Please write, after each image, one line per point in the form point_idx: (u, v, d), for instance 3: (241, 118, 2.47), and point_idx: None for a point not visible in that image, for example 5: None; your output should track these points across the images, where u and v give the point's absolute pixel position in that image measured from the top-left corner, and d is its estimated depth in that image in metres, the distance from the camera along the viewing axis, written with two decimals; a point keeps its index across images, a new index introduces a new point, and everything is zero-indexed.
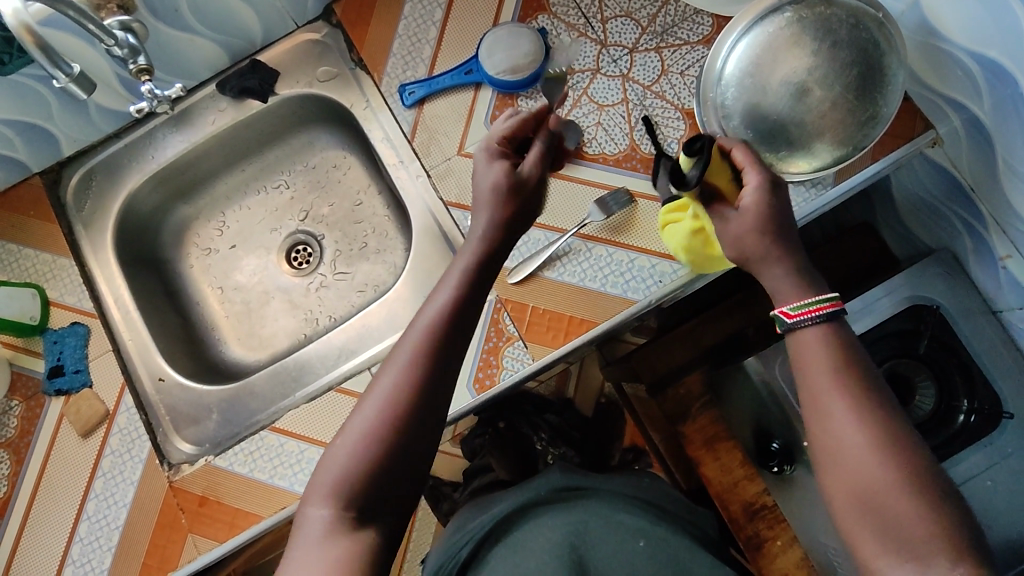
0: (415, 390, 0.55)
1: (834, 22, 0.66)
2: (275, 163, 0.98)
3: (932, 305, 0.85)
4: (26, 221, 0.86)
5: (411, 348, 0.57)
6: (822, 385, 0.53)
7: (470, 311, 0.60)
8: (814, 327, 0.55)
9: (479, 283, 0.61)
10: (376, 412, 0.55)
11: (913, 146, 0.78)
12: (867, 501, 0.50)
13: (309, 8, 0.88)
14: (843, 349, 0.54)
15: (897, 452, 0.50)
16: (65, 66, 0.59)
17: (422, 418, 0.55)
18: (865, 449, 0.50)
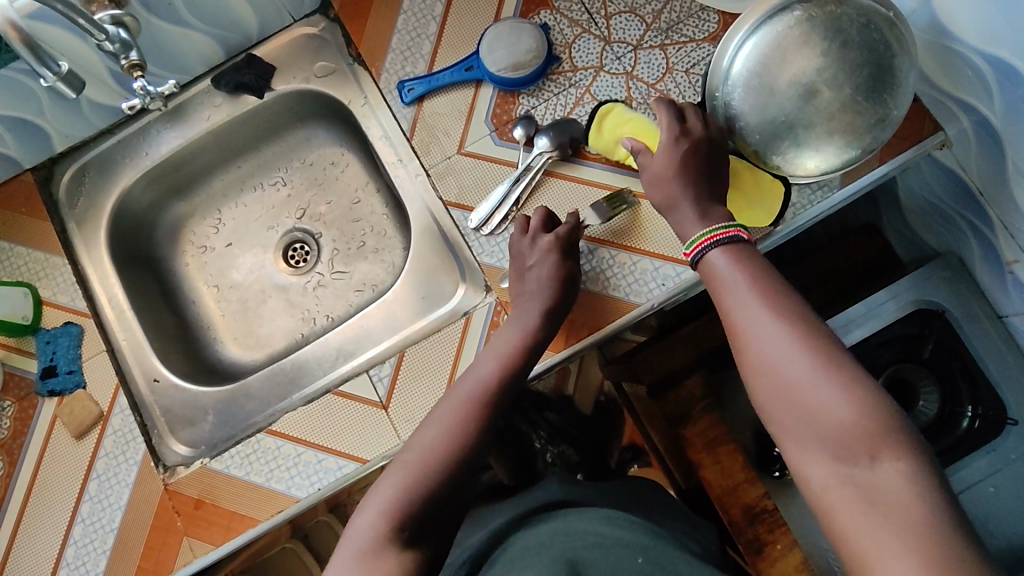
0: (471, 429, 0.63)
1: (844, 22, 0.64)
2: (272, 160, 0.97)
3: (937, 309, 0.84)
4: (18, 218, 0.85)
5: (467, 395, 0.66)
6: (728, 300, 0.57)
7: (516, 378, 0.69)
8: (719, 250, 0.60)
9: (529, 354, 0.71)
10: (433, 441, 0.62)
11: (921, 148, 0.77)
12: (791, 403, 0.51)
13: (307, 2, 0.86)
14: (750, 264, 0.58)
15: (817, 351, 0.51)
16: (52, 64, 0.57)
17: (474, 453, 0.62)
18: (776, 348, 0.52)
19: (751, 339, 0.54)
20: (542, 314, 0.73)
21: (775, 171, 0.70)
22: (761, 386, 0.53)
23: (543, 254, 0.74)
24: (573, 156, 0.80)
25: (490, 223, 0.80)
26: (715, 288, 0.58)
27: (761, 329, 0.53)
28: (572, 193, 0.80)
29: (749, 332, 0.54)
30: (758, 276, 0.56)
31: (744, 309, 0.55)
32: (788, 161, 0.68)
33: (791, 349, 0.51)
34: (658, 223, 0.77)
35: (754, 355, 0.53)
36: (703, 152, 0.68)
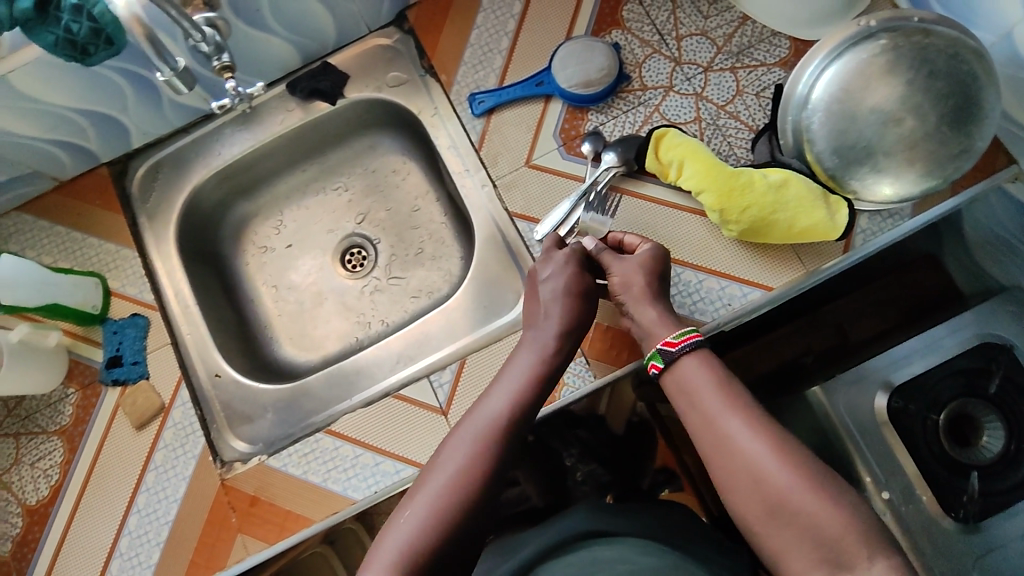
0: (485, 464, 0.62)
1: (931, 51, 0.64)
2: (336, 165, 0.99)
3: (1005, 346, 0.82)
4: (92, 210, 0.87)
5: (481, 430, 0.64)
6: (703, 415, 0.63)
7: (529, 409, 0.67)
8: (688, 360, 0.66)
9: (546, 380, 0.69)
10: (447, 481, 0.61)
11: (994, 180, 0.84)
12: (782, 515, 0.57)
13: (384, 13, 0.87)
14: (719, 373, 0.65)
15: (795, 460, 0.58)
16: (170, 60, 0.60)
17: (489, 490, 0.62)
18: (759, 458, 0.59)
19: (734, 452, 0.60)
20: (561, 334, 0.71)
21: (850, 197, 0.70)
22: (745, 499, 0.59)
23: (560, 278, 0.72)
24: (638, 172, 0.81)
25: None
26: (690, 399, 0.64)
27: (739, 437, 0.60)
28: (636, 207, 0.80)
29: (731, 441, 0.60)
30: (729, 391, 0.64)
31: (724, 423, 0.62)
32: (866, 186, 0.68)
33: (770, 460, 0.58)
34: (726, 244, 0.77)
35: (737, 465, 0.60)
36: (666, 267, 0.73)
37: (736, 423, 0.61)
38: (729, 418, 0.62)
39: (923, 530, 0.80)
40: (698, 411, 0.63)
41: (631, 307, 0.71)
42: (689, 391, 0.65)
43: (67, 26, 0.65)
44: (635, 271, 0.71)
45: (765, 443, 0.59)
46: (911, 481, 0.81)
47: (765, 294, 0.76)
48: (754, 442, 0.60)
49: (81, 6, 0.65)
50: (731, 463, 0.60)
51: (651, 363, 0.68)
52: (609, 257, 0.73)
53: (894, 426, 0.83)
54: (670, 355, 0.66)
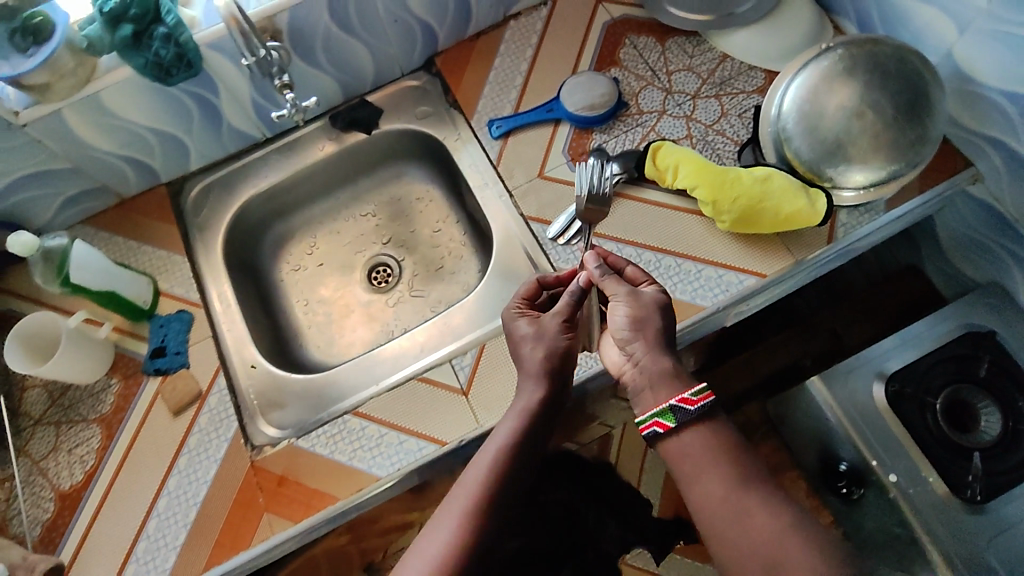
0: (473, 542, 0.59)
1: (881, 55, 0.76)
2: (366, 192, 1.10)
3: (987, 334, 0.89)
4: (150, 222, 0.97)
5: (467, 500, 0.61)
6: (712, 489, 0.60)
7: (519, 466, 0.64)
8: (695, 425, 0.63)
9: (537, 430, 0.66)
10: (422, 571, 0.58)
11: (955, 181, 0.86)
12: None
13: (416, 58, 1.02)
14: (730, 442, 0.63)
15: (812, 538, 0.56)
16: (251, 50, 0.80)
17: (476, 563, 0.59)
18: (778, 542, 0.56)
19: (748, 532, 0.57)
20: (551, 381, 0.68)
21: (827, 185, 0.80)
22: None
23: (550, 323, 0.71)
24: (639, 179, 0.91)
25: (565, 235, 0.89)
26: (695, 469, 0.62)
27: (755, 520, 0.58)
28: (637, 209, 0.89)
29: (747, 521, 0.58)
30: (743, 464, 0.61)
31: (737, 498, 0.59)
32: (840, 173, 0.79)
33: (795, 545, 0.56)
34: (720, 237, 0.86)
35: (752, 544, 0.57)
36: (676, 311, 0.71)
37: (751, 502, 0.59)
38: (743, 495, 0.59)
39: (930, 514, 0.82)
40: (707, 480, 0.61)
41: (641, 348, 0.68)
42: (694, 460, 0.62)
43: (157, 51, 0.78)
44: (649, 309, 0.69)
45: (782, 520, 0.57)
46: (915, 463, 0.85)
47: (760, 280, 0.83)
48: (770, 524, 0.57)
49: (171, 35, 0.78)
50: (744, 541, 0.57)
51: (658, 420, 0.64)
52: (615, 287, 0.70)
53: (894, 412, 0.87)
54: (685, 414, 0.64)
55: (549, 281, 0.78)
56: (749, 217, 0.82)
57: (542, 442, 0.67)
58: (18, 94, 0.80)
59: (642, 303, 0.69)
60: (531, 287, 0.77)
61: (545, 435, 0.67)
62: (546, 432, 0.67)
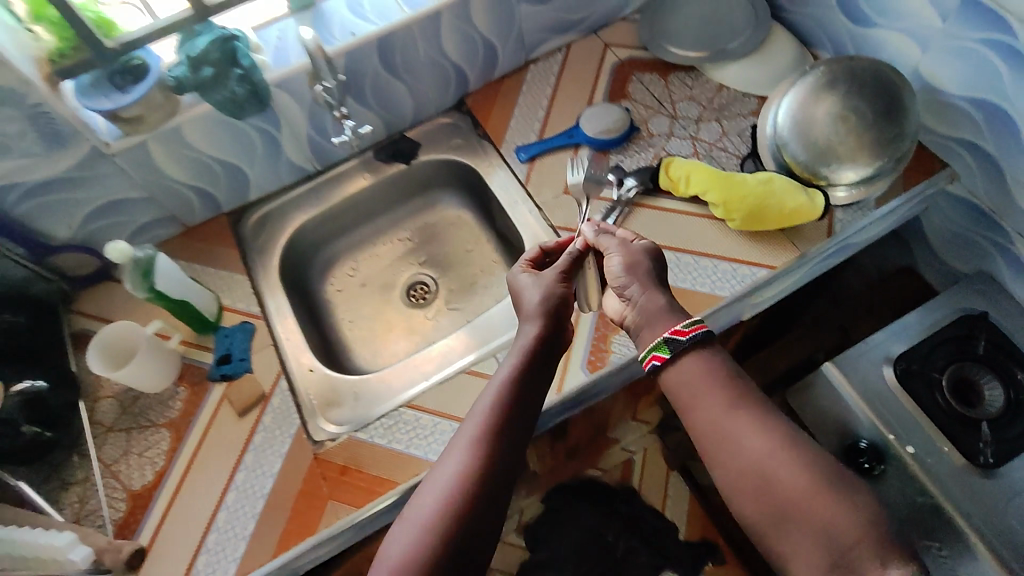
0: (486, 456, 0.66)
1: (857, 68, 0.89)
2: (403, 218, 1.21)
3: (980, 315, 0.98)
4: (213, 247, 1.06)
5: (477, 423, 0.69)
6: (710, 413, 0.69)
7: (520, 393, 0.72)
8: (689, 354, 0.72)
9: (536, 365, 0.75)
10: (445, 484, 0.65)
11: (934, 180, 0.98)
12: (787, 514, 0.63)
13: (449, 98, 1.15)
14: (722, 371, 0.71)
15: (798, 455, 0.65)
16: (333, 76, 0.91)
17: (492, 475, 0.66)
18: (766, 457, 0.65)
19: (741, 448, 0.67)
20: (545, 322, 0.78)
21: (823, 183, 0.92)
22: (751, 499, 0.65)
23: (547, 276, 0.82)
24: (654, 190, 1.02)
25: None
26: (692, 396, 0.70)
27: (745, 440, 0.67)
28: (654, 216, 0.99)
29: (738, 440, 0.67)
30: (736, 391, 0.70)
31: (730, 419, 0.68)
32: (832, 171, 0.90)
33: (782, 460, 0.65)
34: (732, 236, 0.96)
35: (743, 459, 0.66)
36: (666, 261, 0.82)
37: (742, 424, 0.68)
38: (736, 420, 0.68)
39: (948, 480, 0.88)
40: (703, 407, 0.69)
41: (636, 288, 0.78)
42: (693, 388, 0.70)
43: (233, 88, 0.89)
44: (639, 254, 0.81)
45: (772, 440, 0.66)
46: (930, 434, 0.91)
47: (771, 271, 0.93)
48: (760, 443, 0.66)
49: (247, 75, 0.89)
50: (736, 457, 0.67)
51: (654, 353, 0.73)
52: (609, 242, 0.82)
53: (904, 389, 0.95)
54: (678, 344, 0.72)
55: (549, 248, 0.87)
56: (757, 211, 0.92)
57: (542, 378, 0.75)
58: (108, 128, 0.90)
59: (637, 254, 0.81)
60: (534, 252, 0.86)
61: (542, 371, 0.76)
62: (543, 369, 0.76)
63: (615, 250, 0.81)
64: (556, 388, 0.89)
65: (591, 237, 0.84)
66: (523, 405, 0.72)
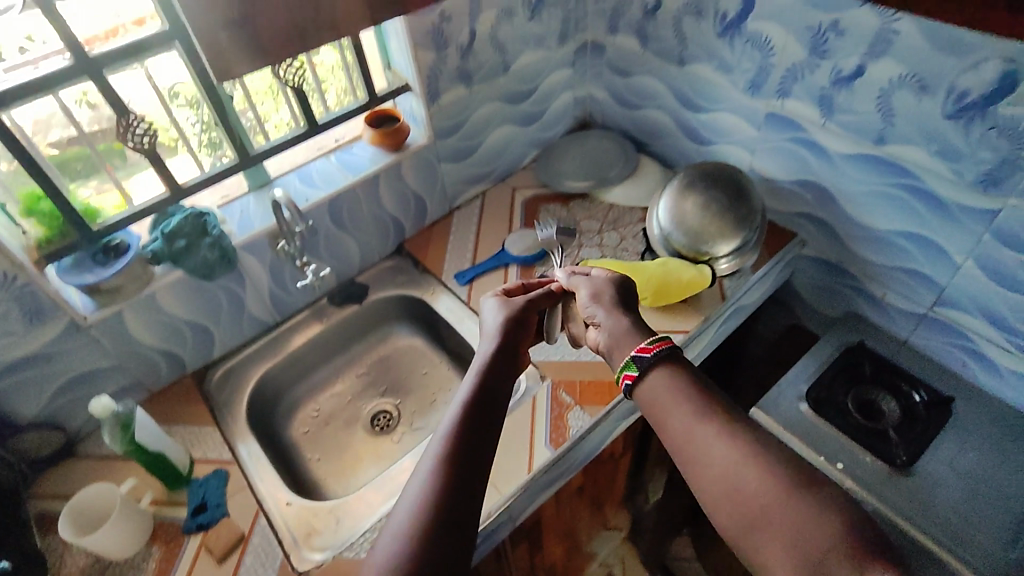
0: (452, 469, 0.62)
1: (706, 169, 1.15)
2: (359, 355, 1.31)
3: (858, 345, 1.19)
4: (180, 406, 1.11)
5: (440, 439, 0.65)
6: (679, 423, 0.66)
7: (484, 405, 0.69)
8: (659, 368, 0.70)
9: (495, 379, 0.73)
10: (412, 504, 0.60)
11: (790, 247, 1.22)
12: (759, 528, 0.57)
13: (390, 244, 1.33)
14: (690, 384, 0.68)
15: (771, 464, 0.60)
16: (299, 221, 1.06)
17: (460, 488, 0.61)
18: (734, 466, 0.60)
19: (712, 461, 0.62)
20: (502, 343, 0.78)
21: (707, 259, 1.13)
22: (727, 514, 0.60)
23: (512, 302, 0.85)
24: None
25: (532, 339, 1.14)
26: (662, 408, 0.68)
27: (718, 450, 0.62)
28: None
29: (708, 452, 0.63)
30: (705, 399, 0.66)
31: (699, 431, 0.64)
32: (710, 248, 1.12)
33: (753, 468, 0.60)
34: (648, 313, 1.14)
35: (714, 472, 0.61)
36: (631, 288, 0.85)
37: (712, 434, 0.63)
38: (705, 430, 0.64)
39: (880, 486, 1.00)
40: (673, 418, 0.67)
41: (603, 314, 0.80)
42: (661, 400, 0.68)
43: (205, 254, 1.02)
44: (605, 286, 0.84)
45: (741, 450, 0.61)
46: (852, 449, 1.04)
47: (685, 335, 1.09)
48: (729, 454, 0.61)
49: (217, 242, 1.03)
50: (708, 472, 0.62)
51: (624, 374, 0.72)
52: (578, 279, 0.86)
53: (821, 417, 1.08)
54: (643, 361, 0.71)
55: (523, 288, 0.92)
56: (660, 287, 1.11)
57: (506, 392, 0.73)
58: (84, 304, 0.99)
59: (602, 289, 0.84)
60: (512, 288, 0.92)
61: (505, 386, 0.73)
62: (505, 384, 0.74)
63: (580, 286, 0.85)
64: (528, 468, 0.96)
65: (563, 278, 0.88)
66: (488, 416, 0.68)
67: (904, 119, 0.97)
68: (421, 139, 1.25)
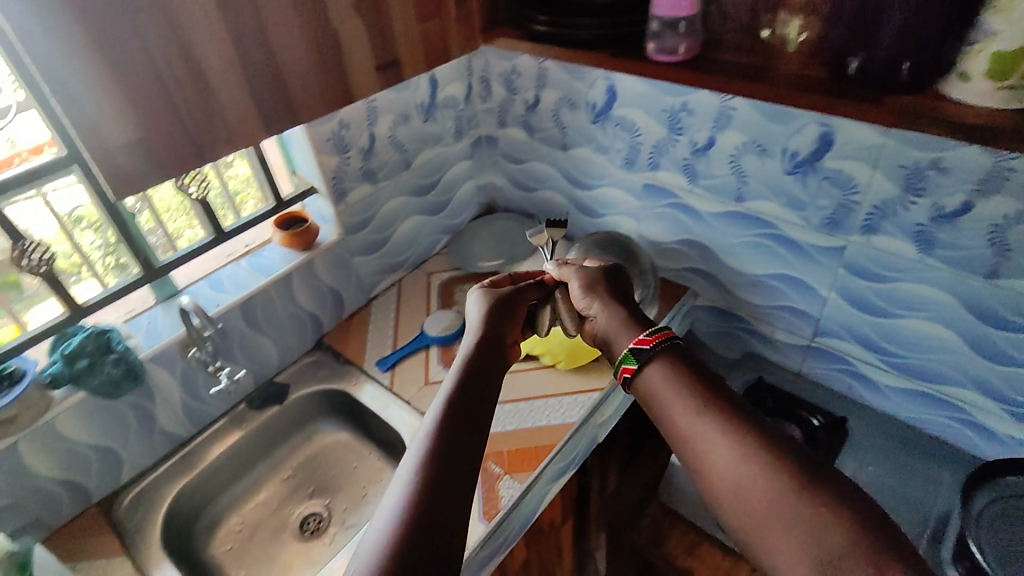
0: (447, 441, 0.65)
1: (598, 238, 1.27)
2: (284, 458, 1.27)
3: (757, 382, 1.29)
4: (84, 541, 1.03)
5: (434, 415, 0.68)
6: (679, 418, 0.67)
7: (473, 387, 0.72)
8: (657, 361, 0.72)
9: (482, 365, 0.76)
10: (411, 470, 0.62)
11: (684, 299, 1.34)
12: (760, 521, 0.58)
13: (308, 341, 1.34)
14: (690, 379, 0.69)
15: (771, 457, 0.60)
16: (209, 323, 1.07)
17: (456, 459, 0.63)
18: (734, 460, 0.61)
19: (714, 454, 0.62)
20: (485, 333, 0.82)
21: None
22: (731, 505, 0.60)
23: (493, 295, 0.89)
24: None
25: None
26: (662, 403, 0.69)
27: (720, 446, 0.62)
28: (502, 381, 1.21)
29: (709, 446, 0.63)
30: (704, 394, 0.67)
31: (699, 426, 0.65)
32: None
33: (754, 463, 0.60)
34: (565, 375, 1.19)
35: (715, 467, 0.62)
36: (623, 278, 0.89)
37: (712, 429, 0.64)
38: (705, 425, 0.65)
39: None
40: (673, 413, 0.67)
41: (600, 305, 0.84)
42: (661, 395, 0.69)
43: (109, 370, 0.99)
44: (599, 277, 0.88)
45: (742, 445, 0.61)
46: None
47: (601, 392, 1.15)
48: (729, 448, 0.62)
49: (123, 356, 1.01)
50: (710, 466, 0.62)
51: (624, 366, 0.73)
52: (572, 272, 0.90)
53: None
54: (644, 352, 0.73)
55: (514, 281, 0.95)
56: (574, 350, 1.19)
57: (492, 376, 0.76)
58: None
59: (599, 280, 0.87)
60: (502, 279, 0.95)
61: (491, 371, 0.77)
62: (491, 369, 0.77)
63: (575, 278, 0.89)
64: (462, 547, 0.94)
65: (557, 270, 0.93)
66: (478, 397, 0.71)
67: (753, 178, 1.12)
68: (332, 236, 1.30)
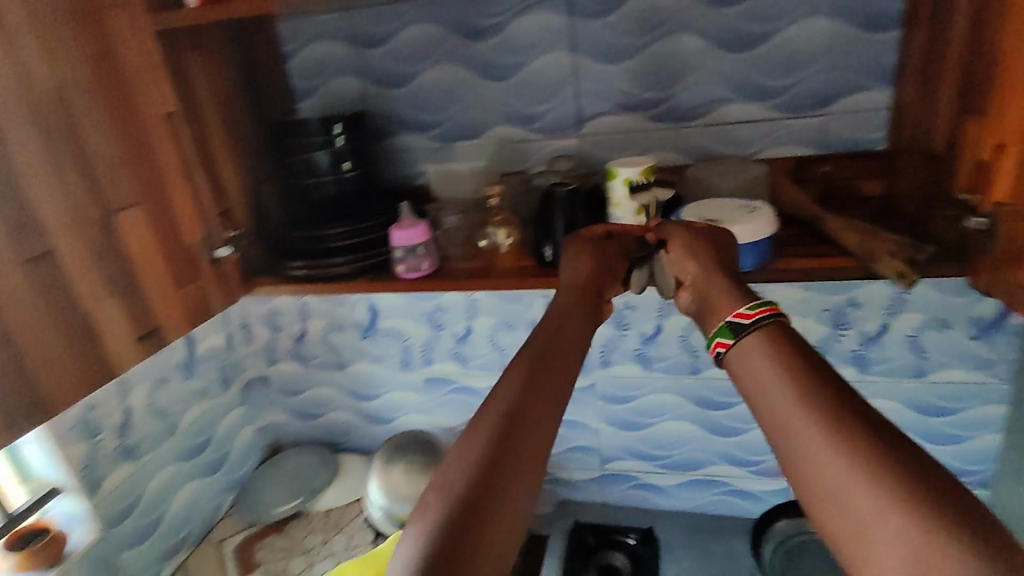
0: (511, 445, 0.62)
1: (394, 443, 1.32)
2: None
3: (574, 525, 1.39)
4: None
5: (501, 411, 0.65)
6: (772, 400, 0.61)
7: (539, 389, 0.69)
8: (758, 334, 0.68)
9: (551, 371, 0.72)
10: (479, 453, 0.61)
11: None
12: (867, 541, 0.50)
13: None
14: (791, 363, 0.63)
15: (877, 460, 0.52)
16: None
17: (514, 467, 0.61)
18: (831, 455, 0.54)
19: (812, 459, 0.56)
20: (550, 337, 0.76)
21: None
22: (830, 512, 0.54)
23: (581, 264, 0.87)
24: None
25: None
26: (760, 384, 0.64)
27: (826, 451, 0.55)
28: None
29: (809, 441, 0.56)
30: (805, 377, 0.61)
31: (801, 422, 0.58)
32: None
33: (859, 469, 0.52)
34: None
35: (816, 467, 0.55)
36: (727, 248, 0.84)
37: (817, 430, 0.56)
38: (805, 417, 0.58)
39: None
40: (770, 394, 0.62)
41: (696, 274, 0.81)
42: (756, 372, 0.65)
43: None
44: (693, 247, 0.83)
45: (846, 451, 0.54)
46: None
47: None
48: (828, 450, 0.55)
49: None
50: (810, 466, 0.56)
51: (719, 339, 0.71)
52: (670, 234, 0.86)
53: None
54: (743, 326, 0.70)
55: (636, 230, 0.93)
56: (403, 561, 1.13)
57: (558, 387, 0.71)
58: None
59: (693, 248, 0.83)
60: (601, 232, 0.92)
61: (559, 382, 0.72)
62: (560, 379, 0.72)
63: (677, 239, 0.85)
64: None
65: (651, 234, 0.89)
66: (545, 407, 0.68)
67: (510, 349, 1.32)
68: (87, 538, 1.10)
